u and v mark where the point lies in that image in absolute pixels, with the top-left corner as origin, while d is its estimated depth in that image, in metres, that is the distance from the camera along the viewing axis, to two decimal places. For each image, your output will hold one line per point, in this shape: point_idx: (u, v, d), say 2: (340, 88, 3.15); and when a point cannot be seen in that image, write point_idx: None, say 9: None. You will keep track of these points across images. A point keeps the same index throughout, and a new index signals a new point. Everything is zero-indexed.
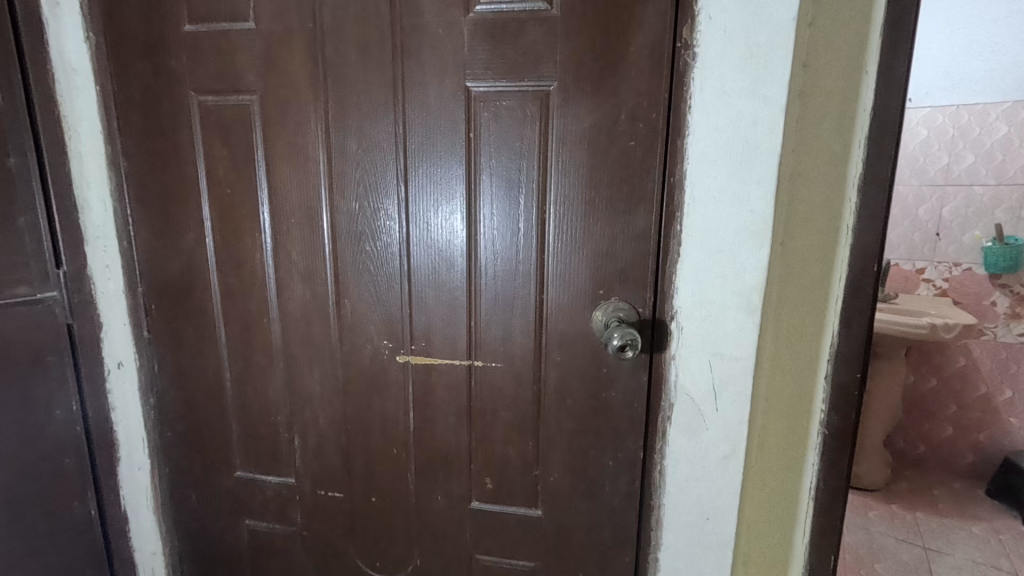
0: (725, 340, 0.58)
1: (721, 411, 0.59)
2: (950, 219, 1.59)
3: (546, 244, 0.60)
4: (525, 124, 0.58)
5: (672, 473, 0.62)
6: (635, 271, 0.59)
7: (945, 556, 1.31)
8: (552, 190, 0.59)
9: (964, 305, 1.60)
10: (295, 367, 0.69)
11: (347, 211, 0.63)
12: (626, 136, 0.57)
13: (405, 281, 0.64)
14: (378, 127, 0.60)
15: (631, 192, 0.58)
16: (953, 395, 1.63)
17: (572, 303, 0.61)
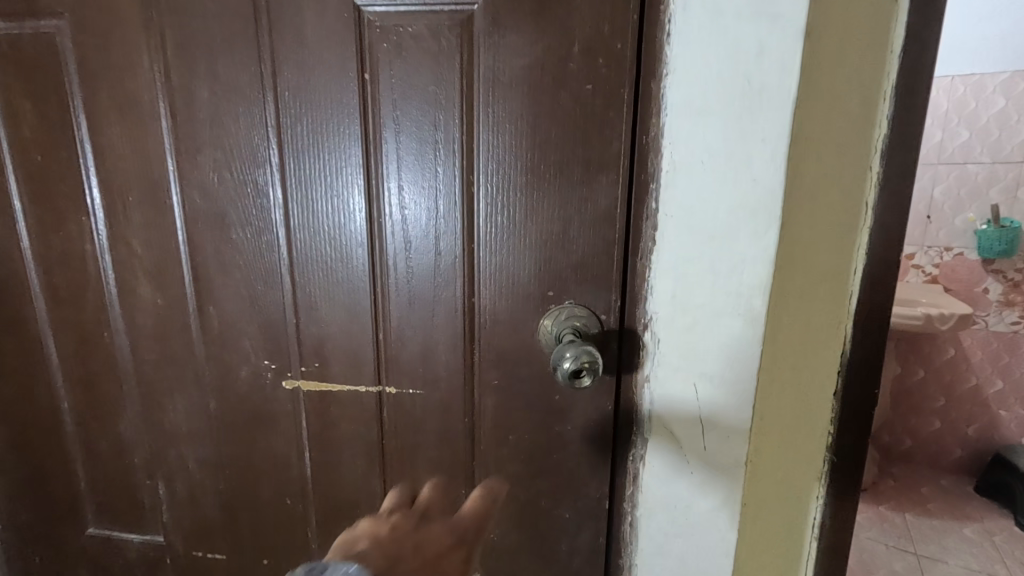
0: (716, 358, 0.43)
1: (709, 449, 0.45)
2: (942, 201, 1.50)
3: (474, 230, 0.44)
4: (440, 61, 0.41)
5: (646, 526, 0.48)
6: (594, 266, 0.44)
7: (939, 565, 1.23)
8: (482, 156, 0.43)
9: (953, 292, 1.52)
10: (156, 397, 0.52)
11: (204, 185, 0.46)
12: (580, 78, 0.41)
13: (289, 281, 0.47)
14: (238, 67, 0.43)
15: (589, 158, 0.42)
16: (942, 388, 1.55)
17: (511, 308, 0.45)
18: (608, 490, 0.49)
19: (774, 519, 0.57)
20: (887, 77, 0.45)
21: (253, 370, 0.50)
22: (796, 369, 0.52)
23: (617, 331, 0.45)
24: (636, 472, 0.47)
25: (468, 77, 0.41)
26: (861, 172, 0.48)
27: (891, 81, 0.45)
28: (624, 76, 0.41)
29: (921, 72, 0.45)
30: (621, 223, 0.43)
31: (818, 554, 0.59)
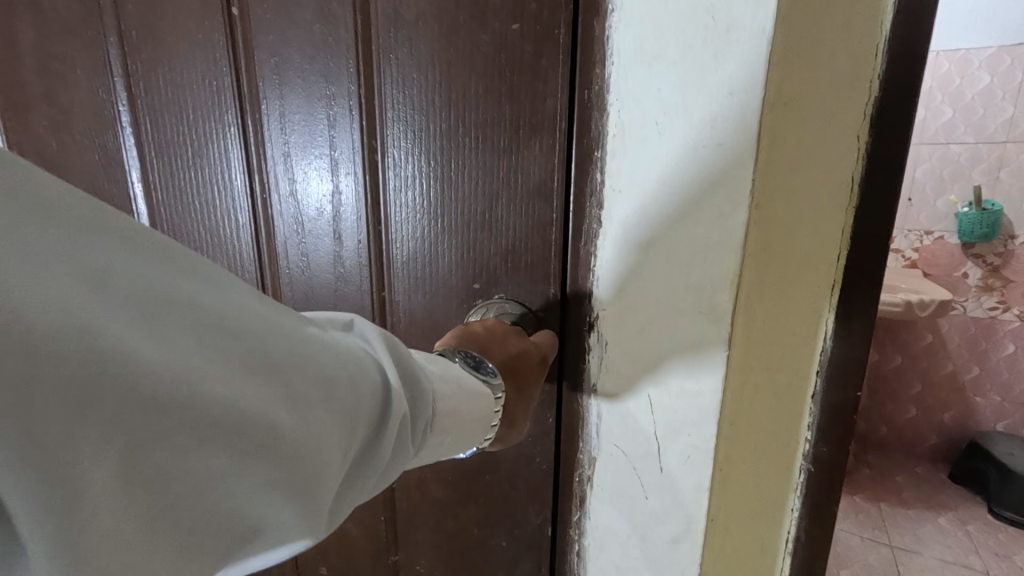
0: (673, 365, 0.35)
1: (662, 474, 0.38)
2: (923, 181, 1.58)
3: (382, 206, 0.43)
4: (334, 31, 0.40)
5: (596, 556, 0.42)
6: (527, 252, 0.39)
7: (913, 556, 1.25)
8: (392, 125, 0.40)
9: (933, 276, 1.61)
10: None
11: (146, 175, 0.53)
12: (497, 36, 0.36)
13: (223, 255, 0.52)
14: (171, 57, 0.48)
15: (518, 125, 0.37)
16: (919, 374, 1.64)
17: (434, 298, 0.43)
18: (550, 515, 0.44)
19: (744, 533, 0.51)
20: (880, 27, 0.38)
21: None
22: (767, 368, 0.45)
23: (555, 329, 0.39)
24: (582, 492, 0.41)
25: (363, 32, 0.39)
26: (846, 141, 0.40)
27: (885, 31, 0.38)
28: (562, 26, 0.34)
29: (921, 21, 0.37)
30: (560, 200, 0.37)
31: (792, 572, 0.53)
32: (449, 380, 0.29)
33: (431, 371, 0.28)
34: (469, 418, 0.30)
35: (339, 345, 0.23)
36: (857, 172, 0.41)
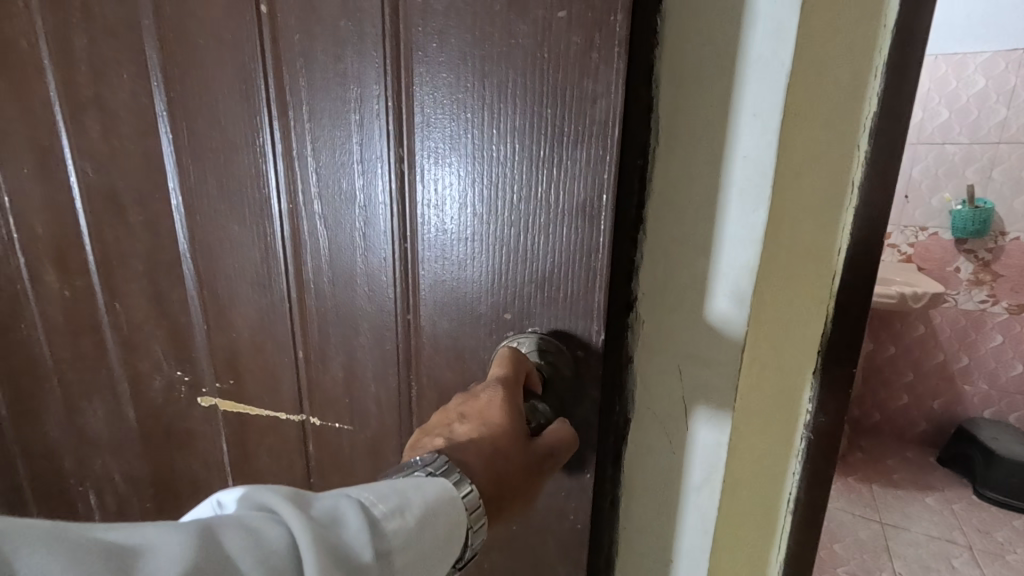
0: (703, 340, 0.43)
1: (691, 434, 0.45)
2: (920, 179, 1.70)
3: (423, 230, 0.48)
4: (365, 38, 0.46)
5: (628, 505, 0.49)
6: (566, 285, 0.42)
7: (901, 532, 1.34)
8: (436, 160, 0.45)
9: (927, 271, 1.73)
10: (140, 371, 0.75)
11: (195, 183, 0.60)
12: (536, 82, 0.40)
13: (256, 255, 0.59)
14: (209, 65, 0.55)
15: (557, 166, 0.40)
16: (912, 363, 1.74)
17: (462, 323, 0.48)
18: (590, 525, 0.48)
19: (753, 500, 0.59)
20: (879, 54, 0.44)
21: (179, 377, 0.72)
22: (773, 359, 0.51)
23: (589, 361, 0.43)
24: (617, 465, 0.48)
25: (406, 45, 0.44)
26: (847, 150, 0.47)
27: (883, 55, 0.44)
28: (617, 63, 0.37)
29: (908, 50, 0.44)
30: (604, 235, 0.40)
31: (793, 528, 0.61)
32: (400, 516, 0.32)
33: (351, 500, 0.32)
34: (431, 540, 0.33)
35: (217, 546, 0.27)
36: (855, 176, 0.48)
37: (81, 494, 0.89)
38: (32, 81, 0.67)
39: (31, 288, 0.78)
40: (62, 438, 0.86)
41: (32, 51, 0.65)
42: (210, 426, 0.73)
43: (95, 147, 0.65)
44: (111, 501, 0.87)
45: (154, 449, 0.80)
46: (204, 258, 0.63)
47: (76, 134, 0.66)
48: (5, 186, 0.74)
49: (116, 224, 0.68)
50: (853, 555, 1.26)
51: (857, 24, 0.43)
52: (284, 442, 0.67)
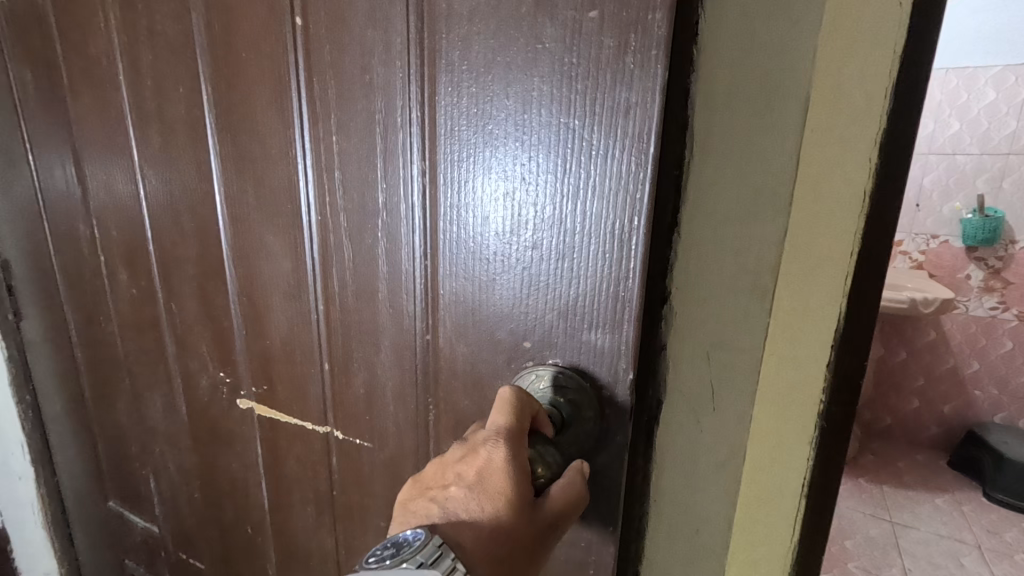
0: (729, 331, 0.51)
1: (720, 407, 0.53)
2: (931, 189, 1.95)
3: (460, 248, 0.49)
4: (392, 47, 0.49)
5: (660, 479, 0.52)
6: (597, 308, 0.43)
7: (911, 530, 1.48)
8: (477, 178, 0.46)
9: (938, 277, 1.97)
10: (191, 369, 0.82)
11: (240, 192, 0.66)
12: (577, 101, 0.40)
13: (289, 265, 0.64)
14: (252, 78, 0.60)
15: (594, 188, 0.41)
16: (923, 369, 1.99)
17: (479, 351, 0.51)
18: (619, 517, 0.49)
19: (770, 477, 0.63)
20: (889, 77, 0.50)
21: (220, 378, 0.79)
22: (792, 347, 0.57)
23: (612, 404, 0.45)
24: (648, 453, 0.50)
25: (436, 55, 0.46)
26: (860, 163, 0.52)
27: (892, 79, 0.50)
28: (653, 78, 0.37)
29: (912, 76, 0.50)
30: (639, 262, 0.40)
31: (806, 509, 0.65)
32: None
33: None
34: None
35: None
36: (867, 186, 0.53)
37: (141, 478, 0.97)
38: (108, 95, 0.74)
39: (103, 287, 0.86)
40: (128, 424, 0.93)
41: (110, 68, 0.73)
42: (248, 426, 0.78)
43: (161, 156, 0.72)
44: (163, 488, 0.94)
45: (200, 442, 0.86)
46: (244, 272, 0.69)
47: (143, 145, 0.74)
48: (85, 190, 0.82)
49: (173, 228, 0.75)
50: (864, 551, 1.41)
51: (870, 54, 0.49)
52: (310, 449, 0.72)
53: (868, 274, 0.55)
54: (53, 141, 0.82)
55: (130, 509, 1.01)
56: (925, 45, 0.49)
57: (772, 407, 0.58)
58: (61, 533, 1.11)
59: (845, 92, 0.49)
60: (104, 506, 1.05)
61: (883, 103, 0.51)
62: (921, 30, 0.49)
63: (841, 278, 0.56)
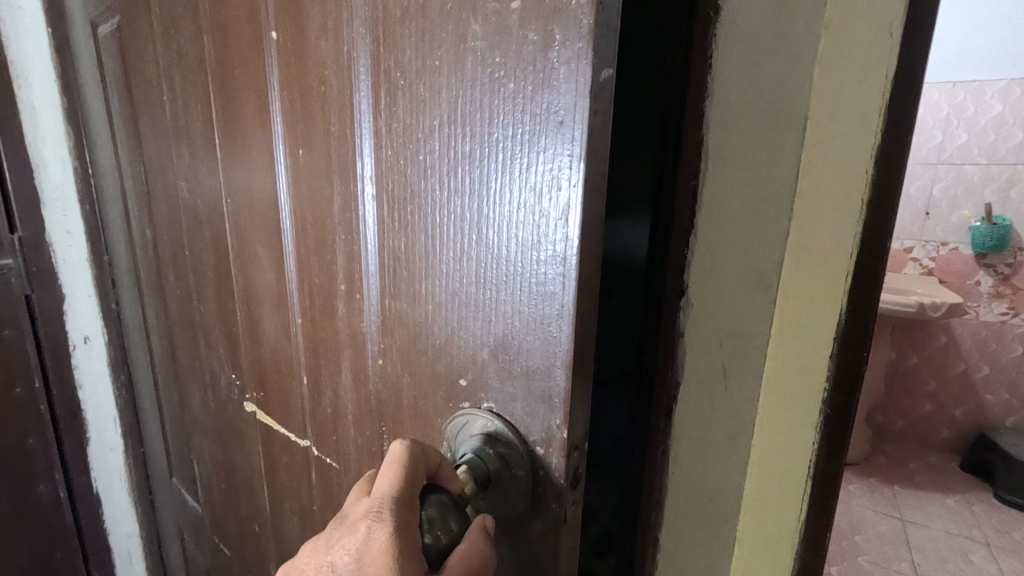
0: (739, 318, 0.57)
1: (730, 390, 0.59)
2: (940, 197, 2.20)
3: (414, 270, 0.48)
4: (344, 58, 0.50)
5: (674, 453, 0.60)
6: (536, 341, 0.40)
7: (921, 528, 1.72)
8: (424, 196, 0.45)
9: (949, 283, 2.21)
10: (211, 366, 0.90)
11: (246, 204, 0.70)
12: (508, 110, 0.37)
13: (272, 277, 0.69)
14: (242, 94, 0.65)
15: (528, 207, 0.38)
16: (934, 372, 2.23)
17: (428, 383, 0.49)
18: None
19: (778, 467, 0.68)
20: (884, 98, 0.57)
21: (232, 380, 0.85)
22: (797, 342, 0.62)
23: (539, 468, 0.42)
24: (667, 429, 0.59)
25: (387, 61, 0.45)
26: (859, 173, 0.59)
27: (886, 100, 0.57)
28: (580, 78, 0.33)
29: (906, 103, 0.58)
30: (574, 291, 0.37)
31: (812, 490, 0.71)
32: None
33: None
34: None
35: None
36: (864, 194, 0.60)
37: (189, 460, 1.05)
38: (156, 109, 0.83)
39: (161, 283, 0.96)
40: (179, 409, 1.03)
41: (156, 87, 0.81)
42: (252, 428, 0.84)
43: (190, 167, 0.79)
44: (202, 471, 1.02)
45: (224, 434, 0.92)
46: (242, 277, 0.75)
47: (175, 158, 0.82)
48: (146, 193, 0.91)
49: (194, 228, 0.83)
50: (872, 543, 1.65)
51: (863, 77, 0.56)
52: (294, 460, 0.75)
53: (866, 272, 0.62)
54: (121, 149, 0.93)
55: (185, 489, 1.10)
56: (916, 75, 0.57)
57: (783, 392, 0.63)
58: (145, 499, 1.23)
59: (845, 110, 0.56)
60: (168, 481, 1.15)
61: (878, 123, 0.57)
62: (912, 61, 0.57)
63: (841, 277, 0.62)
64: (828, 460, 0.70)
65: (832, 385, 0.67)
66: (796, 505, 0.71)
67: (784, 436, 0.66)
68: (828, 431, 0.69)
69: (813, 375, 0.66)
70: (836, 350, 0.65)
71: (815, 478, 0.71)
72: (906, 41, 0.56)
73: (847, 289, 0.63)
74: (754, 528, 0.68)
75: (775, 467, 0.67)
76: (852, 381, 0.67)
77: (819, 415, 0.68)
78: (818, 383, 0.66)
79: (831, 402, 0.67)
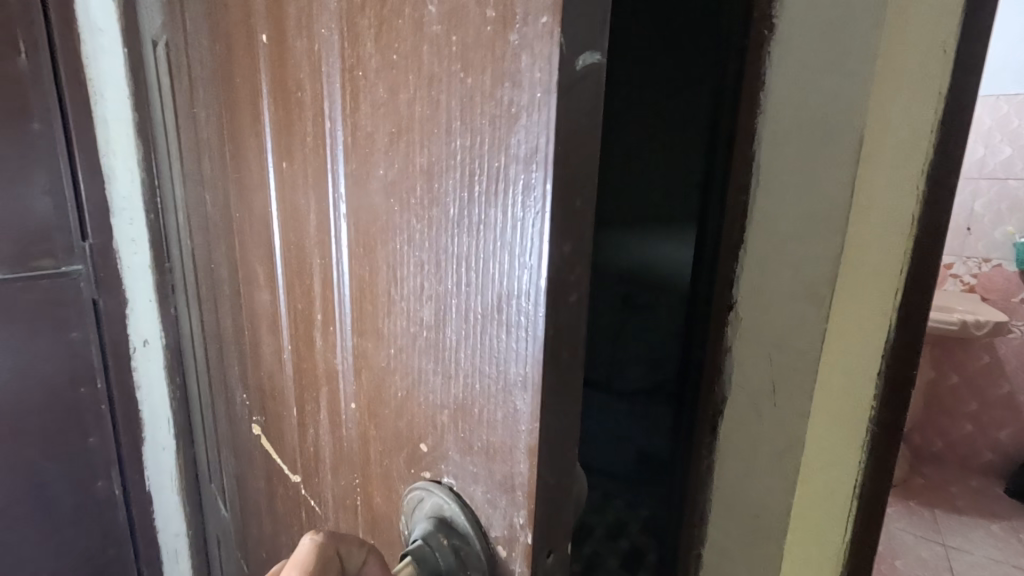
0: (789, 335, 0.58)
1: (780, 407, 0.60)
2: (981, 213, 2.15)
3: (379, 306, 0.42)
4: (317, 57, 0.45)
5: (720, 470, 0.64)
6: (496, 410, 0.33)
7: (964, 554, 1.67)
8: (387, 219, 0.39)
9: (992, 299, 2.16)
10: (226, 379, 0.89)
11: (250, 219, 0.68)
12: (466, 119, 0.31)
13: (269, 299, 0.65)
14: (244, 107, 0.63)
15: (487, 242, 0.31)
16: (974, 392, 2.17)
17: (392, 439, 0.43)
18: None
19: (822, 488, 0.66)
20: (937, 112, 0.55)
21: (244, 400, 0.83)
22: (844, 359, 0.61)
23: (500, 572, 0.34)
24: (712, 444, 0.63)
25: (349, 60, 0.40)
26: (910, 189, 0.58)
27: (938, 114, 0.56)
28: (542, 71, 0.26)
29: (959, 117, 0.56)
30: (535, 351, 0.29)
31: (859, 510, 0.69)
32: None
33: None
34: None
35: None
36: (915, 210, 0.58)
37: (214, 472, 1.06)
38: (187, 124, 0.84)
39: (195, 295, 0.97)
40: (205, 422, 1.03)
41: (187, 103, 0.83)
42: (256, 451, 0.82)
43: (212, 180, 0.79)
44: (221, 487, 1.01)
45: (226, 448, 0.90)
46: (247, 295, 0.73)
47: (198, 171, 0.82)
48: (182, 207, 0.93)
49: (219, 239, 0.80)
50: (912, 569, 1.60)
51: (916, 92, 0.55)
52: (288, 494, 0.71)
53: (914, 288, 0.61)
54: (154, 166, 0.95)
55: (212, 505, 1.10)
56: (972, 88, 0.55)
57: (831, 409, 0.63)
58: None
59: (896, 126, 0.55)
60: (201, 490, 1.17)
61: (930, 139, 0.56)
62: (965, 74, 0.55)
63: (891, 295, 0.61)
64: (877, 479, 0.68)
65: (880, 403, 0.66)
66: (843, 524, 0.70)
67: (833, 454, 0.65)
68: (874, 448, 0.67)
69: (862, 393, 0.65)
70: (884, 366, 0.64)
71: (864, 497, 0.69)
72: (959, 54, 0.54)
73: (895, 306, 0.62)
74: (801, 546, 0.67)
75: (823, 485, 0.66)
76: (899, 398, 0.65)
77: (867, 433, 0.66)
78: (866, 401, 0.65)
79: (878, 418, 0.66)
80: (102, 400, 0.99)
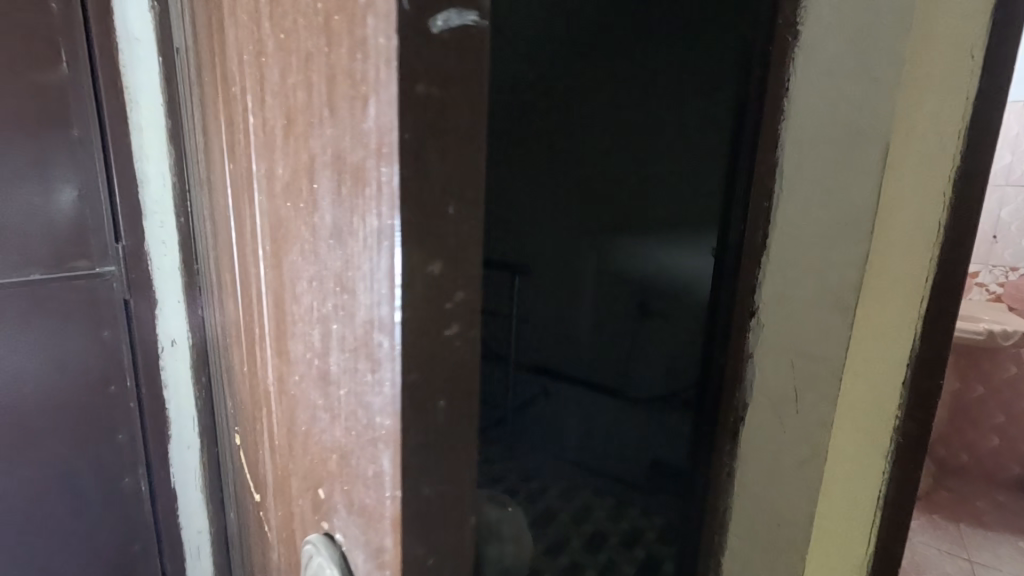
0: (813, 340, 0.56)
1: (802, 413, 0.59)
2: (1007, 220, 2.10)
3: (280, 318, 0.32)
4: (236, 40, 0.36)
5: (740, 476, 0.64)
6: (361, 471, 0.25)
7: (989, 570, 1.63)
8: (278, 206, 0.30)
9: (1019, 309, 2.11)
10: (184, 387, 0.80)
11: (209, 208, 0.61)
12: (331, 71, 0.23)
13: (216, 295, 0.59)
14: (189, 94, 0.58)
15: (354, 259, 0.23)
16: (1000, 404, 2.12)
17: (301, 488, 0.31)
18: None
19: (844, 498, 0.65)
20: (965, 113, 0.54)
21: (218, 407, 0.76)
22: (868, 368, 0.61)
23: None
24: (732, 451, 0.64)
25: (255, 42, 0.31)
26: (935, 193, 0.56)
27: (967, 115, 0.54)
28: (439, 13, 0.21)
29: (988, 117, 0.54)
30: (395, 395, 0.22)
31: (884, 522, 0.67)
32: None
33: None
34: None
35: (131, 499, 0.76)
36: (942, 214, 0.57)
37: None
38: None
39: None
40: None
41: None
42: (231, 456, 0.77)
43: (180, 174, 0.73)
44: None
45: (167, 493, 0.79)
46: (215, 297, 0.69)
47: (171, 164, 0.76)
48: None
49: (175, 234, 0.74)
50: None
51: (938, 96, 0.54)
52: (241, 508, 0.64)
53: (942, 294, 0.59)
54: None
55: None
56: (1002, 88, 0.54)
57: (852, 415, 0.62)
58: None
59: (921, 129, 0.54)
60: None
61: (957, 141, 0.55)
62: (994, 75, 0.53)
63: (916, 300, 0.60)
64: (902, 491, 0.66)
65: (905, 412, 0.63)
66: (866, 536, 0.68)
67: (854, 462, 0.64)
68: (900, 459, 0.65)
69: (885, 400, 0.63)
70: (909, 375, 0.62)
71: (889, 508, 0.67)
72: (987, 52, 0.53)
73: (920, 313, 0.60)
74: (823, 557, 0.66)
75: (845, 494, 0.65)
76: (926, 408, 0.63)
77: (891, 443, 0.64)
78: (889, 409, 0.63)
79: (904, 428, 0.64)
80: (133, 423, 0.78)
